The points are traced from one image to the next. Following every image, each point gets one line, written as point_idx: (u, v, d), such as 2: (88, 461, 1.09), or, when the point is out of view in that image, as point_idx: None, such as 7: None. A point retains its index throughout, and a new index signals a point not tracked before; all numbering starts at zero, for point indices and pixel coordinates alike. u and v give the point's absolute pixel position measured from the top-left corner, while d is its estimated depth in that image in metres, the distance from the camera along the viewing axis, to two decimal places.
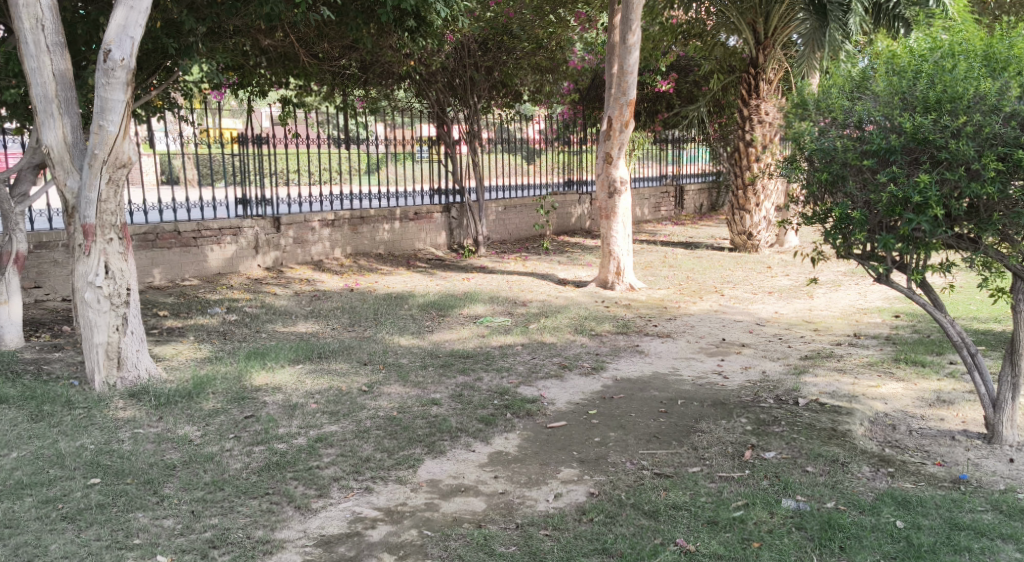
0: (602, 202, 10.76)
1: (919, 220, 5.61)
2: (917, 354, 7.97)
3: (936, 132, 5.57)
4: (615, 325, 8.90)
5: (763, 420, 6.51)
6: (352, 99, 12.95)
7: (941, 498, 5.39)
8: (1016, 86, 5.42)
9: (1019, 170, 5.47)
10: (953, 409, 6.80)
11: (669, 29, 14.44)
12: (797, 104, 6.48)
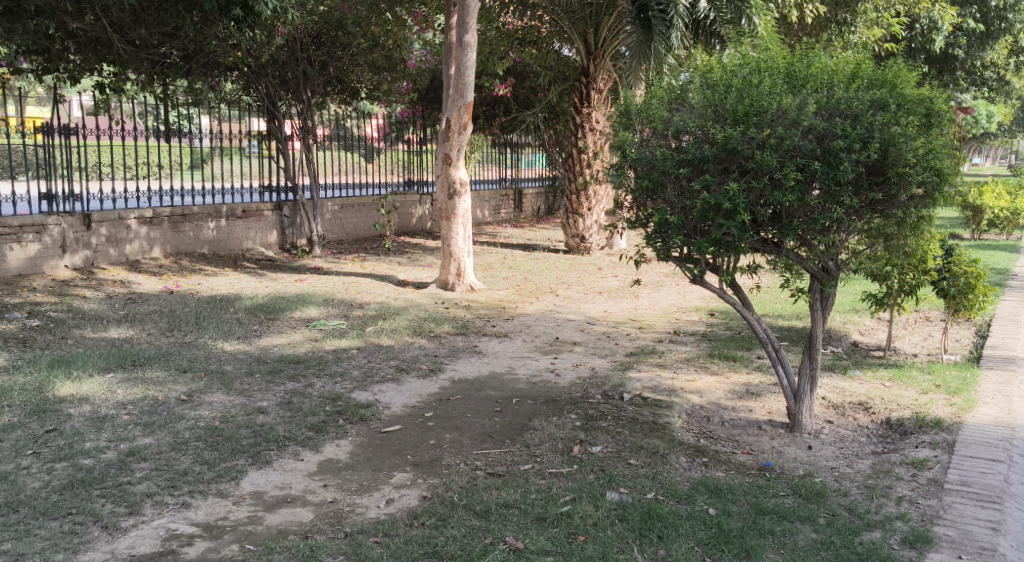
0: (442, 203, 10.82)
1: (728, 226, 6.06)
2: (729, 350, 8.47)
3: (744, 143, 6.00)
4: (454, 326, 9.01)
5: (591, 416, 6.76)
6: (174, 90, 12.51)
7: (749, 485, 5.83)
8: (813, 103, 5.97)
9: (814, 180, 6.00)
10: (760, 400, 7.33)
11: (505, 35, 14.59)
12: (622, 114, 6.77)
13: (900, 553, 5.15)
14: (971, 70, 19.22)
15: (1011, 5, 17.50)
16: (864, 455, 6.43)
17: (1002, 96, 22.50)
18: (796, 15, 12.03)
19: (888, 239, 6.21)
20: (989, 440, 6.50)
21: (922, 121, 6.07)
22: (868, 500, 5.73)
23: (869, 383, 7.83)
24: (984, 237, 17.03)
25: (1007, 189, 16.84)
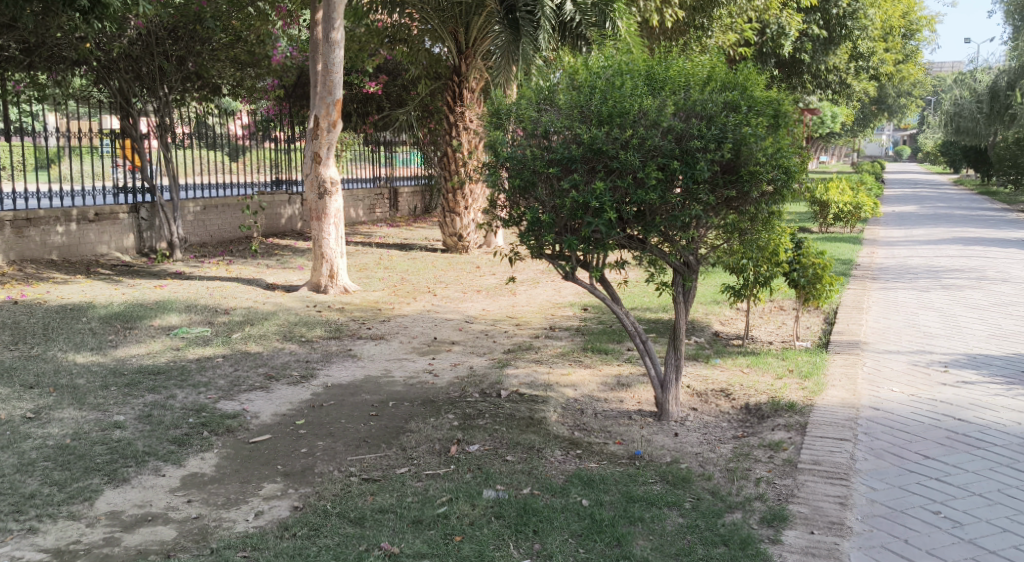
0: (313, 203, 10.63)
1: (597, 223, 6.23)
2: (601, 343, 8.63)
3: (608, 143, 6.24)
4: (326, 330, 8.86)
5: (468, 415, 6.75)
6: (13, 84, 11.91)
7: (620, 475, 6.01)
8: (672, 104, 6.30)
9: (675, 178, 6.30)
10: (630, 391, 7.55)
11: (375, 33, 14.75)
12: (492, 113, 6.84)
13: (759, 531, 5.41)
14: (816, 74, 19.99)
15: (851, 12, 18.26)
16: (726, 440, 6.73)
17: (845, 100, 23.51)
18: (657, 19, 12.27)
19: (743, 234, 6.64)
20: (837, 419, 6.92)
21: (771, 123, 6.50)
22: (729, 482, 6.00)
23: (730, 370, 8.18)
24: (832, 230, 17.85)
25: (850, 185, 17.75)
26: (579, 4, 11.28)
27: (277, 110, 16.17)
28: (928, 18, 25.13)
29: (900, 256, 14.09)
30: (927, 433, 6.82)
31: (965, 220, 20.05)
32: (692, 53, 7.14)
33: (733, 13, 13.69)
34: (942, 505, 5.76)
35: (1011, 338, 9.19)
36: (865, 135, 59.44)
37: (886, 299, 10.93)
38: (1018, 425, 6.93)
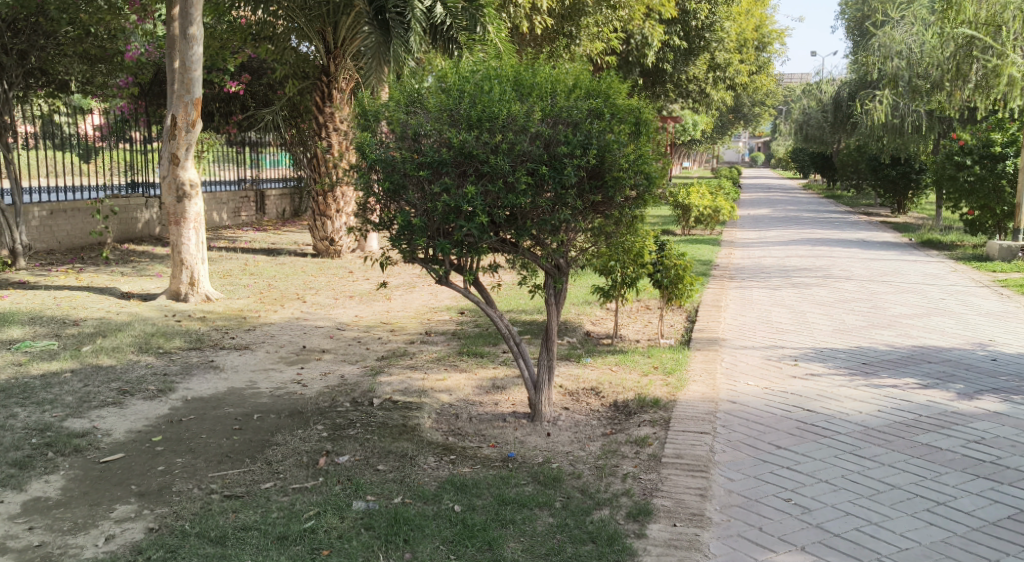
0: (170, 207, 10.19)
1: (469, 227, 6.33)
2: (477, 346, 8.60)
3: (478, 147, 6.35)
4: (187, 341, 8.51)
5: (338, 425, 6.60)
6: None
7: (492, 478, 6.00)
8: (539, 110, 6.48)
9: (544, 184, 6.49)
10: (505, 393, 7.56)
11: (239, 30, 14.25)
12: (360, 115, 6.77)
13: (625, 527, 5.54)
14: (678, 83, 20.61)
15: (708, 24, 18.83)
16: (595, 438, 6.89)
17: (704, 109, 24.27)
18: (527, 25, 12.19)
19: (609, 237, 7.05)
20: (698, 414, 7.19)
21: (633, 129, 6.82)
22: (597, 479, 6.15)
23: (600, 369, 8.30)
24: (693, 232, 18.37)
25: (709, 189, 18.32)
26: (450, 7, 11.18)
27: (133, 108, 15.49)
28: (779, 31, 26.19)
29: (756, 256, 14.63)
30: (779, 423, 7.08)
31: (813, 222, 21.03)
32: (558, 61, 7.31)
33: (600, 21, 13.59)
34: (792, 492, 6.00)
35: (855, 332, 9.65)
36: (724, 141, 61.69)
37: (742, 297, 11.30)
38: (861, 414, 7.27)
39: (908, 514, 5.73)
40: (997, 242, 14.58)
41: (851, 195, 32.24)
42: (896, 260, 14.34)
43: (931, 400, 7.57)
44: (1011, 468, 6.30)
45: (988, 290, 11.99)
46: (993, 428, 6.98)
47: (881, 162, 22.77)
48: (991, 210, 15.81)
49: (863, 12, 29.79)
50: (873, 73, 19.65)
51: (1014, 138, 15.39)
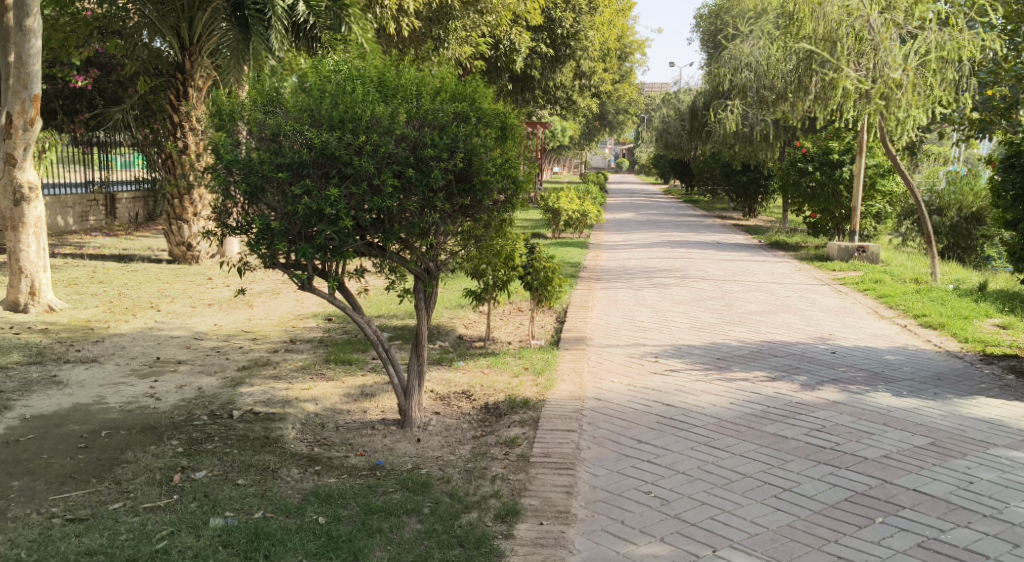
0: (7, 212, 9.56)
1: (332, 231, 6.20)
2: (345, 353, 8.39)
3: (341, 149, 6.27)
4: (26, 355, 7.99)
5: (195, 439, 6.30)
6: None
7: (359, 487, 5.85)
8: (404, 112, 6.46)
9: (411, 187, 6.47)
10: (374, 400, 7.40)
11: (82, 22, 13.60)
12: (214, 114, 6.52)
13: (493, 529, 5.50)
14: (546, 89, 20.76)
15: (573, 33, 18.90)
16: (465, 441, 6.84)
17: (570, 115, 24.61)
18: (393, 27, 11.92)
19: (478, 240, 7.04)
20: (567, 413, 7.25)
21: (499, 134, 6.92)
22: (467, 483, 6.09)
23: (471, 372, 8.22)
24: (562, 235, 18.54)
25: (577, 193, 18.56)
26: (313, 6, 10.75)
27: None
28: (639, 41, 26.81)
29: (621, 258, 14.87)
30: (643, 419, 7.20)
31: (673, 226, 21.61)
32: (424, 64, 7.37)
33: (468, 25, 13.34)
34: (653, 485, 6.10)
35: (711, 328, 9.92)
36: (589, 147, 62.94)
37: (608, 298, 11.46)
38: (715, 407, 7.45)
39: (757, 501, 5.90)
40: (837, 243, 15.33)
41: (706, 200, 33.41)
42: (750, 261, 14.88)
43: (778, 391, 7.83)
44: (850, 453, 6.56)
45: (829, 288, 12.57)
46: (833, 416, 7.26)
47: (733, 168, 23.65)
48: (831, 214, 16.61)
49: (718, 25, 30.93)
50: (723, 84, 20.32)
51: (849, 146, 16.29)
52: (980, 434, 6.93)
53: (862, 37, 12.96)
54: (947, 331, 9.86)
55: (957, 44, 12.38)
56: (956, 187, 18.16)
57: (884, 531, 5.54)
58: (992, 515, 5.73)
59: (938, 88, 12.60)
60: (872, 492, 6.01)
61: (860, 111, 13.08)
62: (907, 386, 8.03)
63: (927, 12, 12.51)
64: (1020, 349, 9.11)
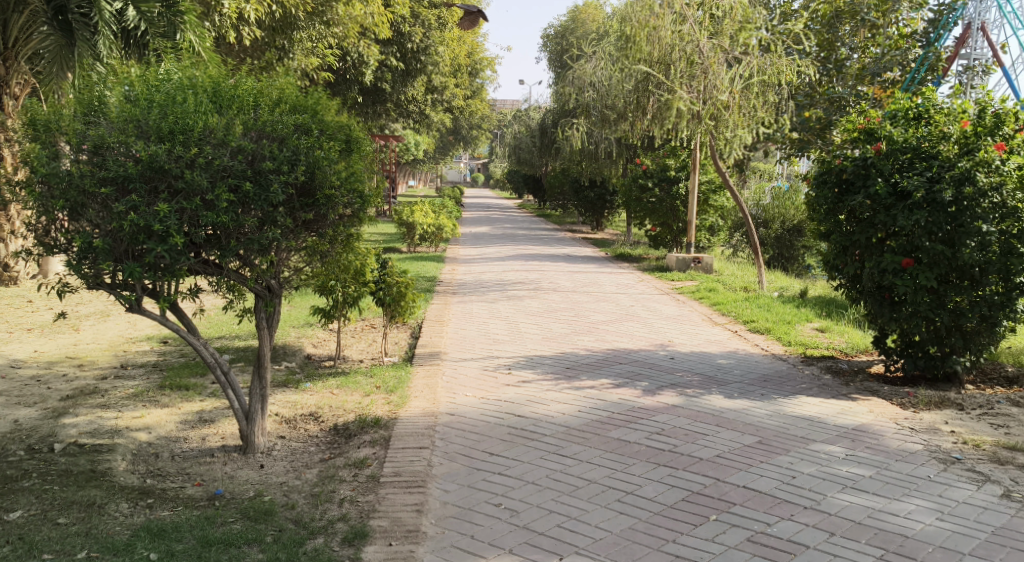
0: None
1: (161, 248, 5.86)
2: (181, 378, 7.96)
3: (171, 162, 5.94)
4: None
5: (10, 477, 5.80)
6: None
7: (195, 519, 5.53)
8: (240, 123, 6.17)
9: (248, 202, 6.20)
10: (213, 426, 7.04)
11: None
12: (28, 125, 6.04)
13: (340, 553, 5.29)
14: (397, 104, 20.40)
15: (423, 48, 18.83)
16: (312, 464, 6.58)
17: (422, 128, 24.49)
18: (233, 37, 11.24)
19: (324, 256, 6.83)
20: (418, 430, 7.10)
21: (344, 147, 6.81)
22: (312, 508, 5.86)
23: (319, 393, 7.93)
24: (416, 250, 18.35)
25: (430, 208, 18.44)
26: (143, 11, 10.12)
27: None
28: (489, 58, 26.95)
29: (475, 272, 14.83)
30: (493, 431, 7.12)
31: (525, 239, 21.80)
32: (260, 75, 7.12)
33: (314, 37, 12.79)
34: (502, 497, 6.02)
35: (561, 339, 9.98)
36: (444, 161, 63.08)
37: (463, 311, 11.37)
38: (564, 415, 7.47)
39: (602, 506, 5.91)
40: (674, 254, 15.84)
41: (557, 214, 34.00)
42: (598, 273, 15.14)
43: (622, 398, 7.91)
44: (687, 455, 6.67)
45: (670, 297, 12.91)
46: (672, 420, 7.38)
47: (581, 183, 24.12)
48: (669, 227, 17.12)
49: (563, 46, 31.61)
50: (568, 101, 20.64)
51: (684, 163, 16.90)
52: (801, 431, 7.19)
53: (693, 61, 13.36)
54: (773, 335, 10.28)
55: (776, 69, 13.01)
56: (781, 200, 18.41)
57: (718, 528, 5.64)
58: (813, 506, 5.92)
59: (761, 109, 13.17)
60: (706, 491, 6.12)
61: (692, 131, 13.50)
62: (737, 388, 8.28)
63: (751, 38, 13.07)
64: (837, 350, 9.61)
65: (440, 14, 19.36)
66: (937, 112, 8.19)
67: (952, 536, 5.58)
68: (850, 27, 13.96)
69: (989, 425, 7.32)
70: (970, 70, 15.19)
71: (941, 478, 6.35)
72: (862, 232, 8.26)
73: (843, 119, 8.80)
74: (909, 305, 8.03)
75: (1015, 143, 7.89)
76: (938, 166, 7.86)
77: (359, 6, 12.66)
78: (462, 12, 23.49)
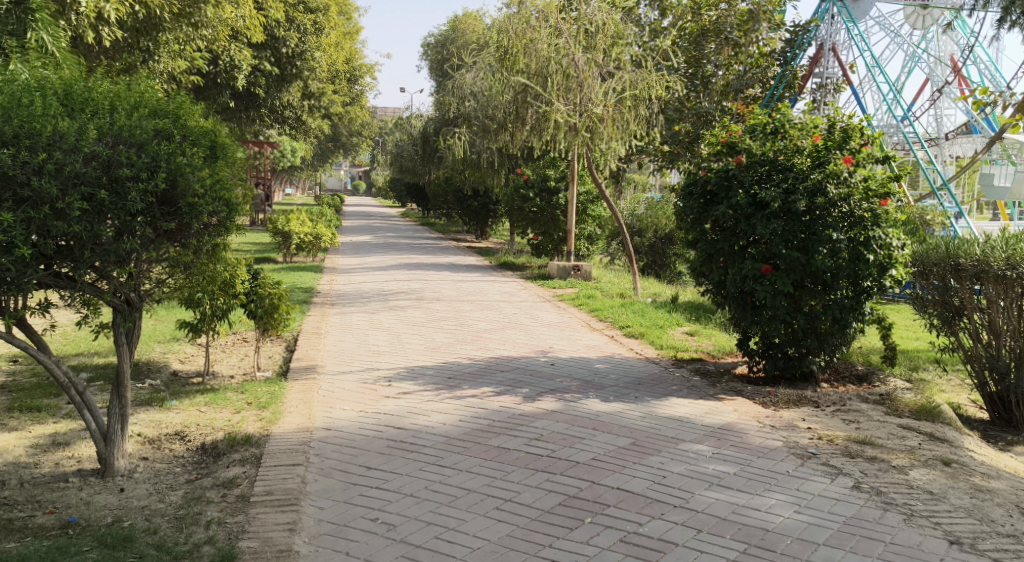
0: None
1: (6, 260, 5.48)
2: (34, 400, 7.48)
3: (16, 168, 5.55)
4: None
5: None
6: None
7: (46, 549, 5.18)
8: (94, 127, 5.82)
9: (104, 211, 5.87)
10: (68, 450, 6.63)
11: None
12: None
13: None
14: (273, 109, 19.84)
15: (299, 52, 18.46)
16: (178, 486, 6.25)
17: (299, 135, 23.98)
18: (91, 37, 10.53)
19: (188, 267, 6.52)
20: (291, 446, 6.86)
21: (208, 153, 6.50)
22: (176, 531, 5.57)
23: (185, 411, 7.58)
24: (293, 260, 17.92)
25: (308, 217, 18.10)
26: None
27: None
28: (369, 65, 26.62)
29: (355, 283, 14.52)
30: (370, 444, 6.93)
31: (408, 249, 21.57)
32: (118, 77, 6.73)
33: (180, 40, 12.13)
34: (379, 511, 5.85)
35: (443, 348, 9.86)
36: (326, 169, 62.15)
37: (341, 322, 11.12)
38: (444, 425, 7.33)
39: (480, 514, 5.81)
40: (555, 263, 15.94)
41: (440, 224, 33.92)
42: (481, 281, 15.09)
43: (502, 406, 7.83)
44: (565, 459, 6.64)
45: (550, 304, 12.96)
46: (549, 425, 7.35)
47: (463, 193, 24.07)
48: (550, 237, 17.28)
49: (444, 54, 31.62)
50: (448, 110, 20.53)
51: (564, 174, 17.07)
52: (672, 431, 7.25)
53: (569, 74, 13.41)
54: (647, 339, 10.43)
55: (647, 84, 13.28)
56: (653, 211, 18.76)
57: (592, 531, 5.61)
58: (682, 505, 5.95)
59: (634, 123, 13.42)
60: (582, 494, 6.08)
61: (569, 143, 13.62)
62: (613, 392, 8.31)
63: (623, 53, 13.49)
64: (705, 353, 9.81)
65: (316, 19, 19.02)
66: (791, 127, 8.45)
67: (808, 528, 5.69)
68: (715, 45, 14.32)
69: (842, 421, 7.56)
70: (823, 89, 15.90)
71: (798, 472, 6.50)
72: (726, 240, 8.44)
73: (706, 132, 8.97)
74: (769, 310, 8.26)
75: (861, 157, 8.21)
76: (793, 177, 8.13)
77: (227, 9, 12.46)
78: (340, 18, 23.11)
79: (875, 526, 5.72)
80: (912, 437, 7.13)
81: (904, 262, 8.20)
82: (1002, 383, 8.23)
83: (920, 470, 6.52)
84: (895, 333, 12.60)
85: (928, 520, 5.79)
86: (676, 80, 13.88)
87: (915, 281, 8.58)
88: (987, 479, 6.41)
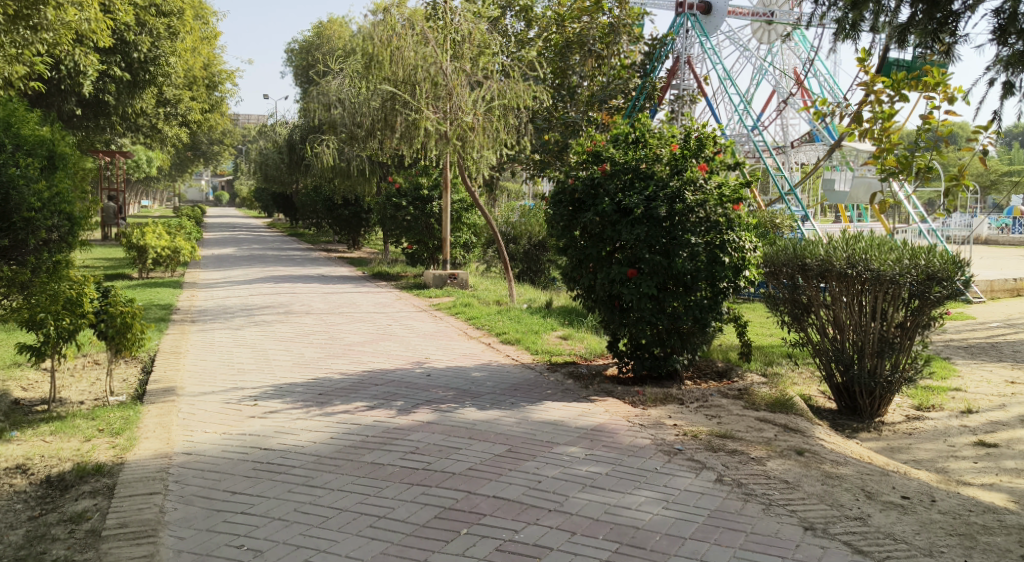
0: None
1: None
2: None
3: None
4: None
5: None
6: None
7: None
8: None
9: None
10: None
11: None
12: None
13: None
14: (126, 117, 18.95)
15: (152, 57, 17.69)
16: (18, 525, 5.78)
17: (156, 144, 22.95)
18: None
19: (24, 285, 6.94)
20: (148, 473, 6.44)
21: (46, 164, 7.56)
22: None
23: (29, 443, 7.04)
24: (151, 275, 17.12)
25: (166, 230, 17.37)
26: None
27: None
28: (228, 71, 25.72)
29: (217, 297, 13.95)
30: (235, 468, 6.57)
31: (276, 260, 20.89)
32: None
33: (17, 42, 11.29)
34: (243, 537, 5.54)
35: (313, 363, 9.53)
36: (186, 178, 59.88)
37: (203, 340, 10.63)
38: (314, 444, 7.05)
39: (352, 534, 5.57)
40: (429, 272, 15.72)
41: (309, 234, 33.17)
42: (353, 292, 14.77)
43: (375, 420, 7.60)
44: (440, 471, 6.46)
45: (425, 313, 12.77)
46: (425, 437, 7.16)
47: (333, 202, 23.59)
48: (425, 245, 17.12)
49: (308, 61, 31.03)
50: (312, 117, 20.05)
51: (436, 182, 16.91)
52: (547, 435, 7.19)
53: (437, 82, 13.20)
54: (522, 345, 10.37)
55: (514, 94, 13.32)
56: (526, 218, 18.78)
57: (467, 542, 5.46)
58: (555, 508, 5.88)
59: (503, 132, 13.44)
60: (458, 505, 5.93)
61: (440, 151, 13.45)
62: (489, 399, 8.20)
63: (490, 63, 13.48)
64: (578, 356, 9.84)
65: (169, 23, 18.28)
66: (651, 137, 8.56)
67: (675, 523, 5.71)
68: (579, 57, 14.51)
69: (706, 417, 7.67)
70: (679, 101, 16.33)
71: (665, 469, 6.53)
72: (593, 247, 8.47)
73: (573, 143, 8.97)
74: (635, 312, 8.31)
75: (715, 164, 8.42)
76: (654, 185, 8.24)
77: (69, 11, 11.80)
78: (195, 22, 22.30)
79: (736, 517, 5.78)
80: (768, 429, 7.29)
81: (756, 263, 8.42)
82: (847, 374, 8.50)
83: (776, 460, 6.65)
84: (750, 329, 13.01)
85: (785, 508, 5.90)
86: (543, 89, 13.86)
87: (767, 282, 8.81)
88: (836, 466, 6.59)
